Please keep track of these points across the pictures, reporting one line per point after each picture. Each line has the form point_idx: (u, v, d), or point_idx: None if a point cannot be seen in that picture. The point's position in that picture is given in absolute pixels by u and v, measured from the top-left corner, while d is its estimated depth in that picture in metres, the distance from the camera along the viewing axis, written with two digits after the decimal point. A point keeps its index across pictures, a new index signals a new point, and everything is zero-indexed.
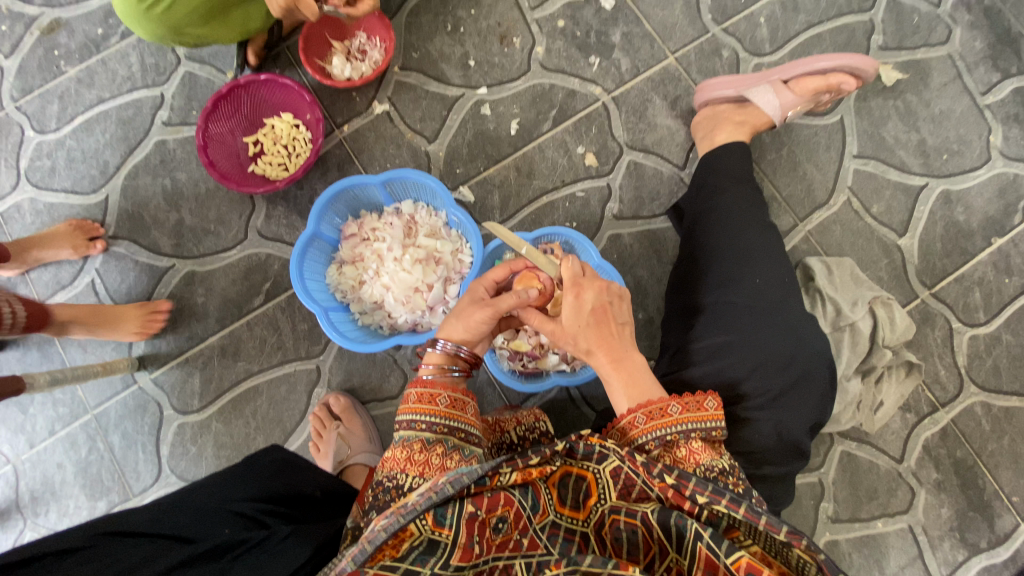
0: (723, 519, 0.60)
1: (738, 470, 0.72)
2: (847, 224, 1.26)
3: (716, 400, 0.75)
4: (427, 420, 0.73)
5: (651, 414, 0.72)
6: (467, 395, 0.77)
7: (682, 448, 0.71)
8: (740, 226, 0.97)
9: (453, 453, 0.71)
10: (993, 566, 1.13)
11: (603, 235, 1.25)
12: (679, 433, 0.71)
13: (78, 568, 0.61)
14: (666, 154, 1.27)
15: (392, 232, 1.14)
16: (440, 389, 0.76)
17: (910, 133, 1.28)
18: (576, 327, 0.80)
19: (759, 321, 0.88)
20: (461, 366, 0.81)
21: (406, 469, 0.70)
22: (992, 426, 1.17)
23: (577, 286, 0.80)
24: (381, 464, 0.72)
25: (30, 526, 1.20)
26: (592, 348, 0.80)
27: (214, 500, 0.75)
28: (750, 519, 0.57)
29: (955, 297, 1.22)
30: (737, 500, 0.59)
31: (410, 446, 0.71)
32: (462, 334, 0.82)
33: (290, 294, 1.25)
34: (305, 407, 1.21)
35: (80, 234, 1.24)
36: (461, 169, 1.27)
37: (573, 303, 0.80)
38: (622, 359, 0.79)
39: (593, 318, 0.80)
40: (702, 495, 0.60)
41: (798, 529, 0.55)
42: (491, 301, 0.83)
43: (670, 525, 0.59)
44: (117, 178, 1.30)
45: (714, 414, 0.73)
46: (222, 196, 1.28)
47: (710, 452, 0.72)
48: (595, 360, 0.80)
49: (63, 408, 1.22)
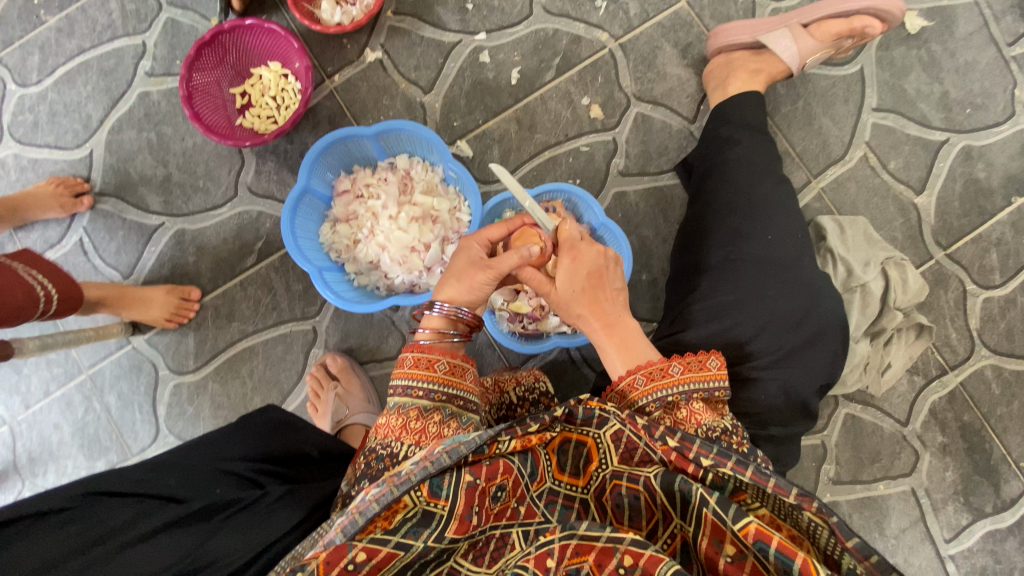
0: (729, 482, 0.57)
1: (740, 430, 0.70)
2: (863, 181, 1.20)
3: (720, 359, 0.72)
4: (424, 386, 0.71)
5: (651, 374, 0.70)
6: (467, 361, 0.75)
7: (683, 409, 0.68)
8: (753, 179, 0.93)
9: (451, 422, 0.70)
10: (997, 531, 1.12)
11: (608, 192, 1.20)
12: (681, 393, 0.69)
13: (62, 528, 0.61)
14: (675, 107, 1.21)
15: (387, 188, 1.09)
16: (438, 354, 0.73)
17: (933, 85, 1.21)
18: (571, 290, 0.78)
19: (769, 278, 0.84)
20: (461, 330, 0.78)
21: (402, 437, 0.68)
22: (1002, 390, 1.15)
23: (573, 247, 0.79)
24: (375, 432, 0.71)
25: (29, 485, 1.20)
26: (586, 311, 0.78)
27: (204, 459, 0.73)
28: (758, 482, 0.55)
29: (971, 258, 1.18)
30: (743, 463, 0.56)
31: (406, 413, 0.69)
32: (464, 295, 0.79)
33: (283, 254, 1.21)
34: (302, 368, 1.20)
35: (65, 191, 1.19)
36: (458, 122, 1.21)
37: (570, 265, 0.78)
38: (614, 324, 0.77)
39: (588, 282, 0.78)
40: (707, 458, 0.57)
41: (809, 491, 0.52)
42: (490, 261, 0.79)
43: (674, 490, 0.57)
44: (100, 133, 1.24)
45: (717, 374, 0.71)
46: (211, 151, 1.23)
47: (710, 414, 0.69)
48: (586, 324, 0.79)
49: (57, 369, 1.20)
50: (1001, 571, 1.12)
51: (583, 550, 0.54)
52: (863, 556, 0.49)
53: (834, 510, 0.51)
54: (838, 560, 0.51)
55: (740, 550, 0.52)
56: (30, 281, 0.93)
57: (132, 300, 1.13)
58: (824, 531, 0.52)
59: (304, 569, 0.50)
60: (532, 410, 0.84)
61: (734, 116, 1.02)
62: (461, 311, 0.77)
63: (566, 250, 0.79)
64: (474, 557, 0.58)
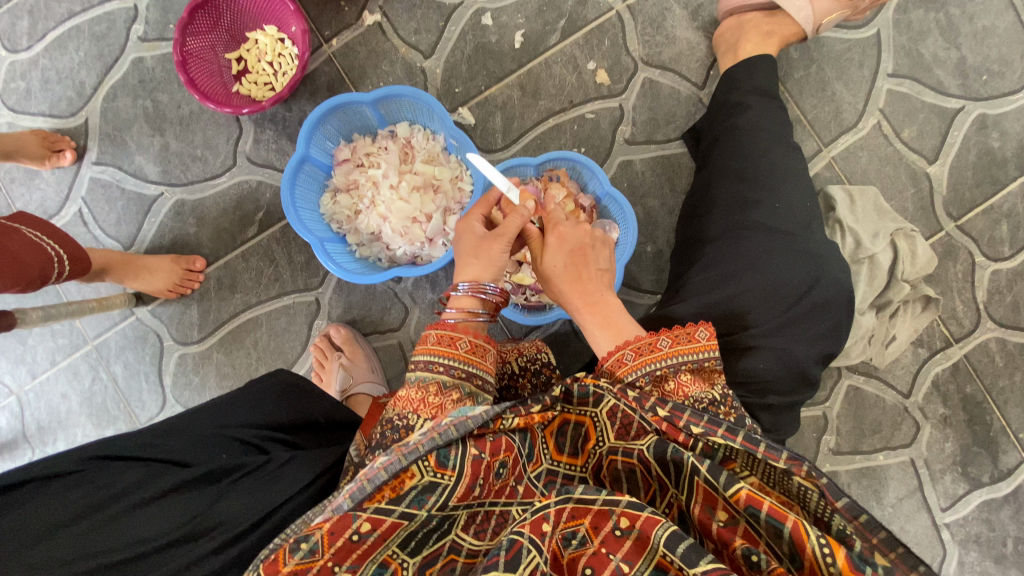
0: (719, 451, 0.57)
1: (731, 400, 0.68)
2: (875, 150, 1.18)
3: (708, 330, 0.70)
4: (445, 363, 0.70)
5: (640, 349, 0.68)
6: (489, 343, 0.74)
7: (671, 382, 0.67)
8: (763, 145, 0.91)
9: (467, 400, 0.68)
10: (993, 501, 1.14)
11: (613, 161, 1.17)
12: (669, 366, 0.67)
13: (68, 492, 0.61)
14: (684, 72, 1.18)
15: (388, 158, 1.06)
16: (461, 332, 0.73)
17: (950, 50, 1.17)
18: (555, 265, 0.77)
19: (776, 248, 0.83)
20: (486, 311, 0.77)
21: (418, 411, 0.67)
22: (1006, 362, 1.15)
23: (557, 225, 0.79)
24: (393, 403, 0.70)
25: (39, 453, 1.23)
26: (570, 285, 0.77)
27: (208, 424, 0.74)
28: (749, 448, 0.55)
29: (982, 230, 1.16)
30: (733, 429, 0.56)
31: (425, 387, 0.68)
32: (483, 273, 0.77)
33: (284, 225, 1.20)
34: (306, 339, 1.20)
35: (46, 145, 1.17)
36: (460, 89, 1.18)
37: (554, 240, 0.78)
38: (598, 303, 0.75)
39: (573, 257, 0.77)
40: (697, 427, 0.57)
41: (798, 455, 0.53)
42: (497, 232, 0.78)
43: (667, 459, 0.57)
44: (95, 101, 1.22)
45: (707, 345, 0.69)
46: (208, 119, 1.21)
47: (700, 384, 0.68)
48: (570, 303, 0.77)
49: (63, 339, 1.21)
50: (995, 539, 1.13)
51: (579, 514, 0.55)
52: (853, 515, 0.50)
53: (822, 472, 0.52)
54: (828, 521, 0.51)
55: (732, 516, 0.53)
56: (39, 242, 0.93)
57: (137, 269, 1.14)
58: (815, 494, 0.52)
59: (309, 539, 0.51)
60: (533, 380, 0.85)
61: (744, 81, 0.99)
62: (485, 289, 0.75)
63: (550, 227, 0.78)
64: (475, 532, 0.58)
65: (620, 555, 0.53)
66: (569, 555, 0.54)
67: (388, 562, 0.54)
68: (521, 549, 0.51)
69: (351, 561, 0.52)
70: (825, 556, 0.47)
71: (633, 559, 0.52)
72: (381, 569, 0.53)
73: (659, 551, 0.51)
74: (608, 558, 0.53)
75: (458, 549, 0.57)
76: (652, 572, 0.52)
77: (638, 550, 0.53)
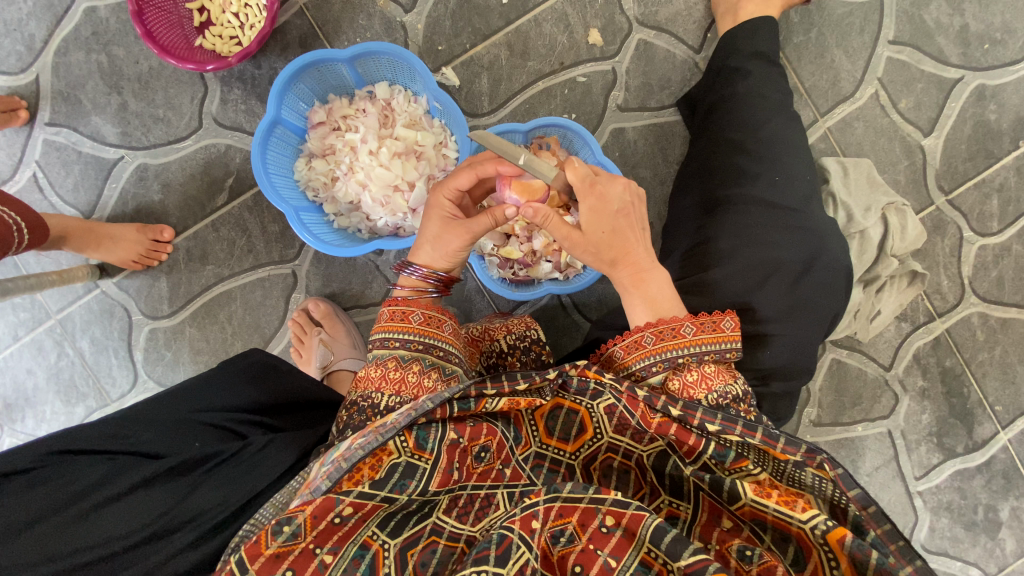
0: (731, 450, 0.57)
1: (750, 397, 0.66)
2: (871, 121, 1.15)
3: (734, 320, 0.68)
4: (401, 338, 0.69)
5: (662, 334, 0.65)
6: (445, 314, 0.72)
7: (692, 372, 0.64)
8: (764, 115, 0.88)
9: (431, 372, 0.67)
10: (965, 470, 1.17)
11: (605, 129, 1.12)
12: (692, 355, 0.65)
13: (28, 492, 0.58)
14: (681, 34, 1.12)
15: (366, 121, 1.00)
16: (416, 305, 0.71)
17: (953, 17, 1.13)
18: (601, 238, 0.69)
19: (774, 224, 0.80)
20: (436, 288, 0.76)
21: (382, 388, 0.65)
22: (986, 336, 1.16)
23: (595, 186, 0.68)
24: (356, 385, 0.67)
25: (7, 432, 1.18)
26: (617, 258, 0.69)
27: (179, 410, 0.70)
28: (768, 443, 0.55)
29: (972, 204, 1.15)
30: (751, 426, 0.56)
31: (385, 364, 0.67)
32: (443, 263, 0.75)
33: (256, 192, 1.13)
34: (283, 313, 1.15)
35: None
36: (443, 47, 1.11)
37: (596, 207, 0.68)
38: (646, 275, 0.69)
39: (619, 222, 0.69)
40: (712, 424, 0.56)
41: (816, 449, 0.53)
42: (461, 222, 0.74)
43: (664, 472, 0.60)
44: (45, 55, 1.11)
45: (731, 336, 0.67)
46: (171, 77, 1.12)
47: (723, 377, 0.66)
48: (616, 275, 0.71)
49: (24, 313, 1.15)
50: (966, 506, 1.17)
51: (567, 511, 0.54)
52: (862, 505, 0.52)
53: (837, 463, 0.53)
54: (845, 508, 0.53)
55: (736, 523, 0.56)
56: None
57: (100, 238, 1.06)
58: (833, 486, 0.53)
59: (291, 522, 0.50)
60: (522, 358, 0.82)
61: (745, 45, 0.95)
62: (436, 274, 0.75)
63: (589, 194, 0.68)
64: (458, 514, 0.56)
65: (608, 551, 0.52)
66: (558, 552, 0.53)
67: (369, 543, 0.52)
68: (511, 545, 0.51)
69: (332, 543, 0.51)
70: (829, 561, 0.51)
71: (620, 554, 0.52)
72: (362, 551, 0.51)
73: (645, 546, 0.52)
74: (596, 554, 0.52)
75: (440, 531, 0.55)
76: (638, 567, 0.51)
77: (625, 545, 0.52)
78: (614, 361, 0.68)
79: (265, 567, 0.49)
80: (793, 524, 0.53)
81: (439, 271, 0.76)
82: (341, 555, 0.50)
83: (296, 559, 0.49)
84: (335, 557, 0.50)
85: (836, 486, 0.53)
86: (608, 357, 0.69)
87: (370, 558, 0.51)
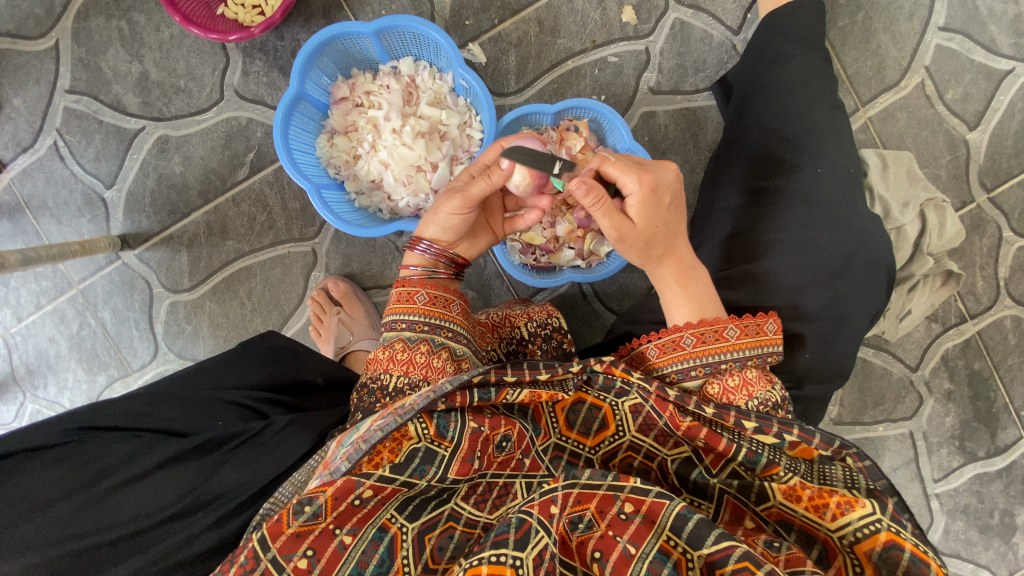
0: (762, 456, 0.55)
1: (788, 403, 0.64)
2: (914, 112, 1.09)
3: (777, 323, 0.66)
4: (407, 319, 0.68)
5: (703, 337, 0.64)
6: (451, 294, 0.71)
7: (734, 377, 0.63)
8: (807, 102, 0.84)
9: (441, 352, 0.65)
10: (985, 475, 1.15)
11: (636, 112, 1.09)
12: (734, 360, 0.63)
13: (51, 467, 0.59)
14: (719, 14, 1.07)
15: (389, 97, 0.97)
16: (418, 286, 0.70)
17: (1007, 4, 1.07)
18: (654, 231, 0.66)
19: (813, 219, 0.77)
20: (444, 267, 0.74)
21: (391, 369, 0.64)
22: (1018, 340, 1.13)
23: (645, 171, 0.66)
24: (367, 366, 0.67)
25: (30, 398, 1.19)
26: (664, 253, 0.68)
27: (202, 389, 0.71)
28: (804, 439, 0.55)
29: (1014, 203, 1.10)
30: (787, 422, 0.56)
31: (392, 346, 0.66)
32: (437, 233, 0.73)
33: (277, 168, 1.12)
34: (302, 291, 1.15)
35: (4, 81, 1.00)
36: (470, 21, 1.07)
37: (652, 199, 0.66)
38: (690, 272, 0.69)
39: (671, 214, 0.68)
40: (747, 423, 0.56)
41: (847, 442, 0.54)
42: (462, 187, 0.71)
43: (688, 476, 0.58)
44: (65, 20, 1.09)
45: (773, 339, 0.66)
46: (192, 46, 1.10)
47: (764, 383, 0.63)
48: (659, 271, 0.69)
49: (46, 282, 1.16)
50: (982, 510, 1.16)
51: (585, 498, 0.53)
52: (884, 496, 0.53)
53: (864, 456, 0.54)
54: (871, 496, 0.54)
55: (759, 523, 0.55)
56: None
57: None
58: (860, 477, 0.54)
59: (312, 503, 0.50)
60: (543, 346, 0.79)
61: (788, 27, 0.90)
62: (448, 253, 0.74)
63: (642, 182, 0.65)
64: (475, 501, 0.56)
65: (627, 537, 0.51)
66: (577, 538, 0.53)
67: (387, 526, 0.51)
68: (530, 529, 0.50)
69: (350, 525, 0.50)
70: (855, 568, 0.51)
71: (639, 542, 0.51)
72: (380, 533, 0.51)
73: (664, 534, 0.51)
74: (615, 540, 0.52)
75: (457, 517, 0.54)
76: (657, 555, 0.51)
77: (645, 531, 0.51)
78: (646, 360, 0.66)
79: (286, 545, 0.49)
80: (820, 530, 0.53)
81: (449, 250, 0.74)
82: (360, 537, 0.50)
83: (315, 540, 0.49)
84: (354, 538, 0.50)
85: (862, 477, 0.54)
86: (638, 355, 0.67)
87: (389, 541, 0.51)
